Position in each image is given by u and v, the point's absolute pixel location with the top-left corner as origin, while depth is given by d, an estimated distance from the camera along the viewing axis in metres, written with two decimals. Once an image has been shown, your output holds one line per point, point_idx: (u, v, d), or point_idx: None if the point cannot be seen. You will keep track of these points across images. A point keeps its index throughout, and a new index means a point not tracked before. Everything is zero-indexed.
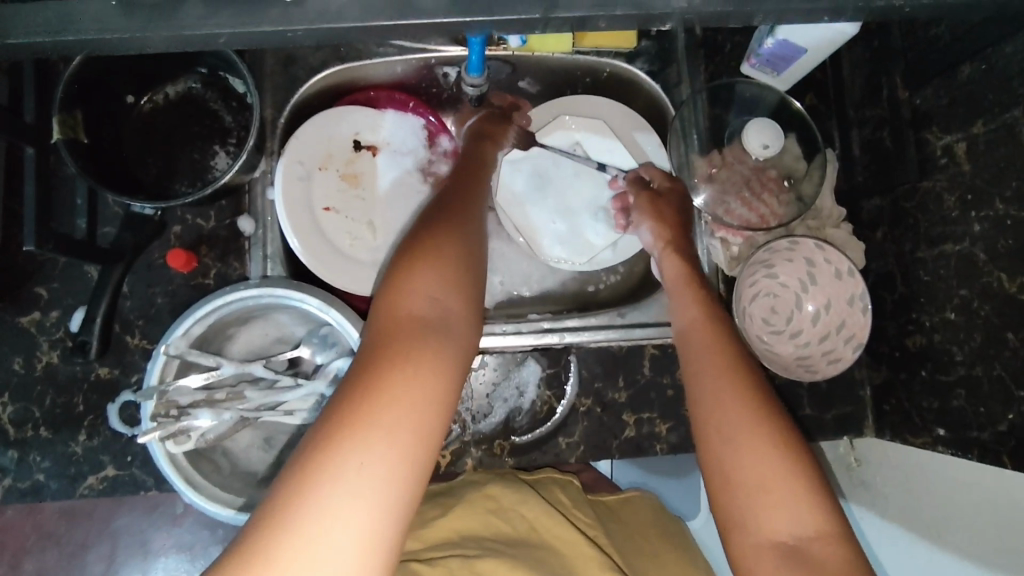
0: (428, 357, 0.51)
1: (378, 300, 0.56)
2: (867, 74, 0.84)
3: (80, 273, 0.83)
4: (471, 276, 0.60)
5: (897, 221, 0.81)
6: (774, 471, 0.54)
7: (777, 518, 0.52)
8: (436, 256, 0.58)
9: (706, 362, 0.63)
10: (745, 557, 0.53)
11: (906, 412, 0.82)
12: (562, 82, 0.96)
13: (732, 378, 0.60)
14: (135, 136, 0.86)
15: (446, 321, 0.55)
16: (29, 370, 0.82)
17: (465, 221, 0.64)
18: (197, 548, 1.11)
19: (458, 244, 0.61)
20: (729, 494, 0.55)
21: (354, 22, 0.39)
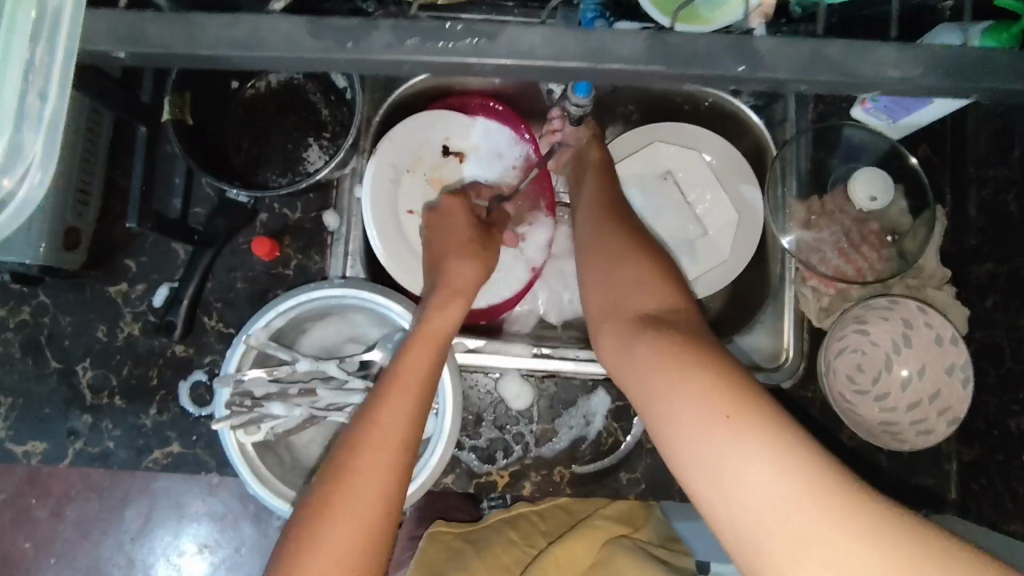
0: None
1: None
2: (994, 131, 0.79)
3: (169, 251, 0.85)
4: (364, 543, 0.56)
5: (1012, 292, 0.76)
6: (652, 285, 0.65)
7: (649, 334, 0.60)
8: (317, 547, 0.55)
9: (596, 224, 0.74)
10: (620, 351, 0.62)
11: (999, 497, 0.76)
12: (661, 107, 0.93)
13: (624, 236, 0.71)
14: (234, 121, 0.87)
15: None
16: (111, 339, 0.84)
17: (367, 476, 0.58)
18: (227, 520, 1.13)
19: (346, 511, 0.57)
20: (609, 293, 0.67)
21: (547, 61, 0.43)
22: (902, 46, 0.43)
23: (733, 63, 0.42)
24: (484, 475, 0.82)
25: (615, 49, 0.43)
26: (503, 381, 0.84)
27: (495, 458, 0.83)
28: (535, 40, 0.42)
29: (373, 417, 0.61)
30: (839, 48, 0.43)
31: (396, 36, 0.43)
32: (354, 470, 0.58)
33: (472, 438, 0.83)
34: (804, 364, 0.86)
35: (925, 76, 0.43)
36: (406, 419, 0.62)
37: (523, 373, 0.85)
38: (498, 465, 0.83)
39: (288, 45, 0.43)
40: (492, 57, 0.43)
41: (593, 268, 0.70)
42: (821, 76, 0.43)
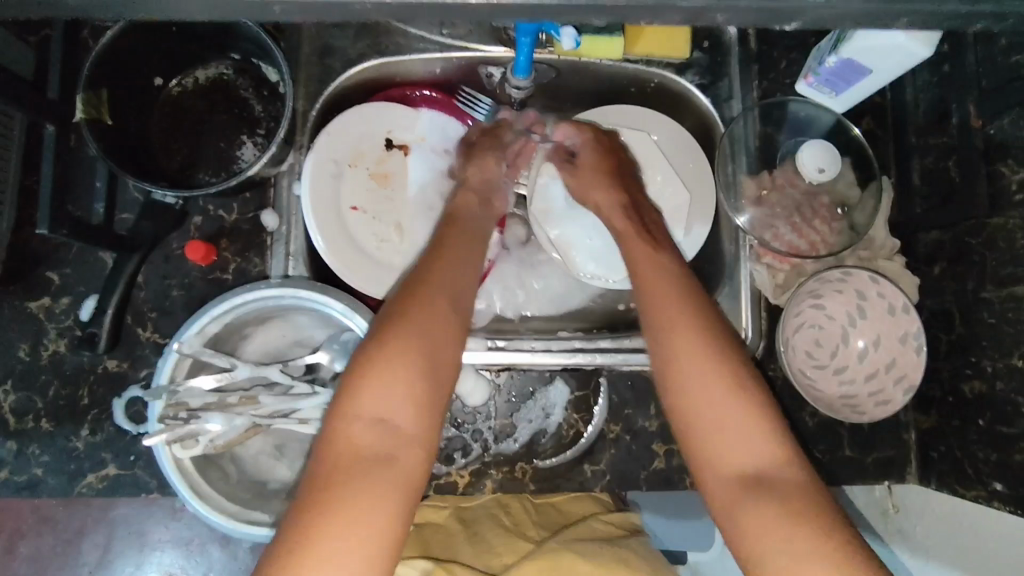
0: (375, 484, 0.53)
1: (319, 476, 0.54)
2: (932, 98, 0.79)
3: (95, 260, 0.79)
4: (426, 378, 0.59)
5: (958, 258, 0.76)
6: (741, 421, 0.59)
7: (745, 486, 0.57)
8: (386, 366, 0.58)
9: (680, 325, 0.63)
10: (720, 497, 0.58)
11: (958, 463, 0.77)
12: (607, 92, 0.92)
13: (698, 335, 0.63)
14: (161, 120, 0.82)
15: (396, 444, 0.56)
16: (34, 357, 0.78)
17: (434, 311, 0.62)
18: (193, 545, 1.04)
19: (414, 344, 0.59)
20: (696, 414, 0.60)
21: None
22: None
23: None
24: (444, 477, 0.79)
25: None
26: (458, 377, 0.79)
27: (454, 458, 0.80)
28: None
29: (438, 266, 0.67)
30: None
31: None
32: (425, 300, 0.63)
33: None
34: (764, 342, 0.86)
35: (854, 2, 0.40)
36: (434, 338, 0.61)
37: (478, 368, 0.81)
38: (457, 465, 0.80)
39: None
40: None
41: (681, 374, 0.62)
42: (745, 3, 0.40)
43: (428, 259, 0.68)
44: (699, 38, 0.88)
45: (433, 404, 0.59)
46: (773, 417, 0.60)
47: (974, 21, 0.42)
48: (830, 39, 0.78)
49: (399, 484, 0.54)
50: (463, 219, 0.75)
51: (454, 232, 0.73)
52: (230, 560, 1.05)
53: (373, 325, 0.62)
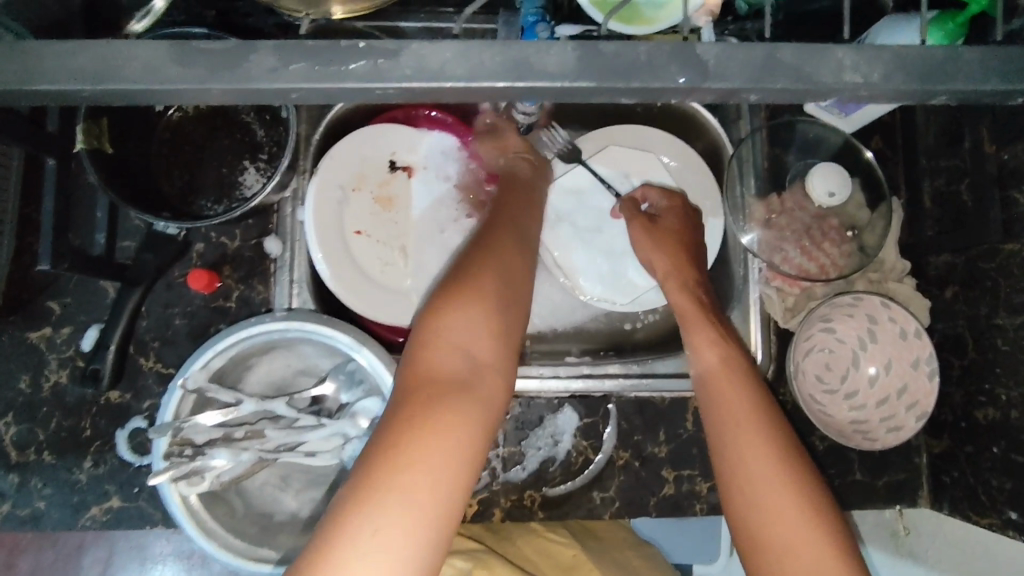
0: (459, 406, 0.54)
1: (401, 396, 0.55)
2: (943, 120, 0.78)
3: (96, 290, 0.78)
4: (503, 318, 0.61)
5: (970, 282, 0.75)
6: (788, 505, 0.58)
7: None
8: (465, 300, 0.60)
9: (736, 415, 0.64)
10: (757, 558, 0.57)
11: (970, 489, 0.76)
12: (612, 111, 0.91)
13: (759, 436, 0.62)
14: (161, 146, 0.81)
15: (479, 372, 0.58)
16: (36, 389, 0.77)
17: (506, 259, 0.66)
18: (194, 559, 1.03)
19: (491, 284, 0.62)
20: (752, 521, 0.58)
21: (461, 81, 0.37)
22: (860, 47, 0.39)
23: (676, 73, 0.38)
24: None
25: (540, 63, 0.37)
26: None
27: None
28: (446, 56, 0.37)
29: (503, 224, 0.71)
30: (792, 53, 0.39)
31: (281, 58, 0.37)
32: (499, 251, 0.66)
33: None
34: (774, 365, 0.85)
35: (890, 78, 0.39)
36: (507, 285, 0.64)
37: None
38: None
39: (152, 71, 0.36)
40: (395, 80, 0.37)
41: (740, 467, 0.61)
42: (778, 83, 0.38)
43: (492, 221, 0.71)
44: None
45: (508, 343, 0.61)
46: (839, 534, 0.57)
47: (1013, 96, 0.40)
48: None
49: (481, 411, 0.56)
50: (516, 185, 0.77)
51: (513, 201, 0.75)
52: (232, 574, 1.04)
53: (445, 274, 0.64)
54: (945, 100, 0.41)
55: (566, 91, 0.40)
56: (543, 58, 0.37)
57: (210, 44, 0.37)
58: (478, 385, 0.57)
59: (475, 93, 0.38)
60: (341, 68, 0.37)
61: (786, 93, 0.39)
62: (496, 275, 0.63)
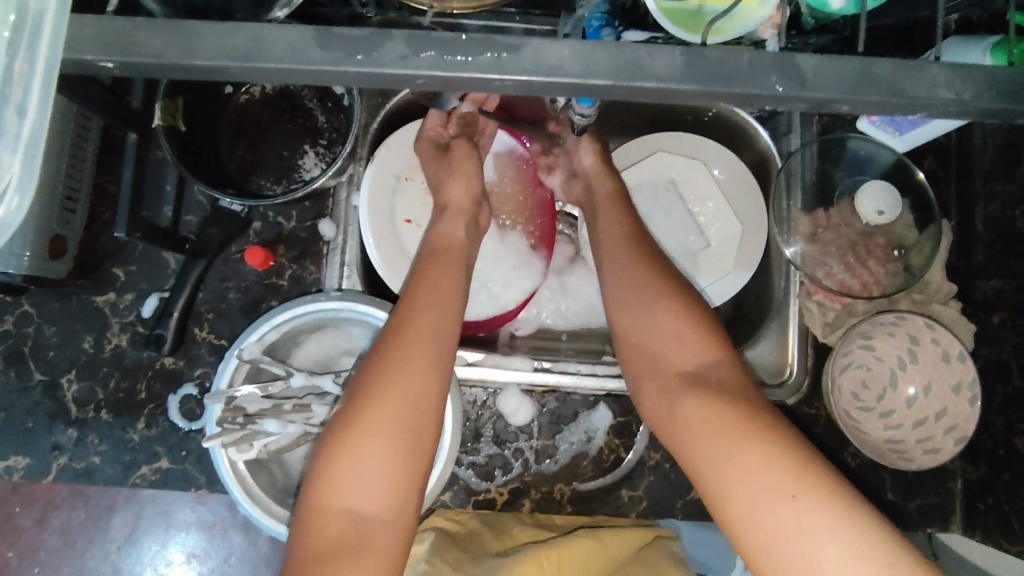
0: (351, 574, 0.55)
1: (297, 565, 0.56)
2: (1002, 144, 0.78)
3: (158, 259, 0.82)
4: (399, 448, 0.59)
5: (1020, 309, 0.75)
6: (670, 320, 0.64)
7: (698, 394, 0.59)
8: (356, 449, 0.58)
9: (622, 266, 0.70)
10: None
11: (1005, 517, 0.75)
12: (665, 118, 0.92)
13: (645, 281, 0.68)
14: (228, 127, 0.84)
15: (374, 526, 0.57)
16: (97, 350, 0.81)
17: (404, 369, 0.61)
18: (216, 530, 1.05)
19: (385, 413, 0.59)
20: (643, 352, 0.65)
21: (549, 74, 0.39)
22: (953, 66, 0.40)
23: (753, 79, 0.39)
24: (483, 492, 0.81)
25: (649, 65, 0.39)
26: (501, 397, 0.81)
27: (494, 475, 0.81)
28: (556, 52, 0.39)
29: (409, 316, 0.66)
30: (888, 66, 0.40)
31: (412, 48, 0.39)
32: (394, 362, 0.62)
33: (470, 455, 0.81)
34: (809, 378, 0.86)
35: (982, 97, 0.40)
36: (400, 403, 0.60)
37: (523, 388, 0.82)
38: (497, 482, 0.81)
39: (289, 54, 0.38)
40: (514, 74, 0.39)
41: (629, 310, 0.67)
42: (872, 96, 0.39)
43: (398, 315, 0.66)
44: None
45: (410, 471, 0.59)
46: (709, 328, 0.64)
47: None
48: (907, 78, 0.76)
49: (378, 571, 0.56)
50: (444, 249, 0.74)
51: (428, 280, 0.69)
52: (253, 545, 1.06)
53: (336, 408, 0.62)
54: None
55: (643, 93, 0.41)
56: (654, 63, 0.39)
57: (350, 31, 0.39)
58: (374, 540, 0.57)
59: (581, 90, 0.40)
60: (462, 59, 0.39)
61: (882, 107, 0.40)
62: (384, 402, 0.60)
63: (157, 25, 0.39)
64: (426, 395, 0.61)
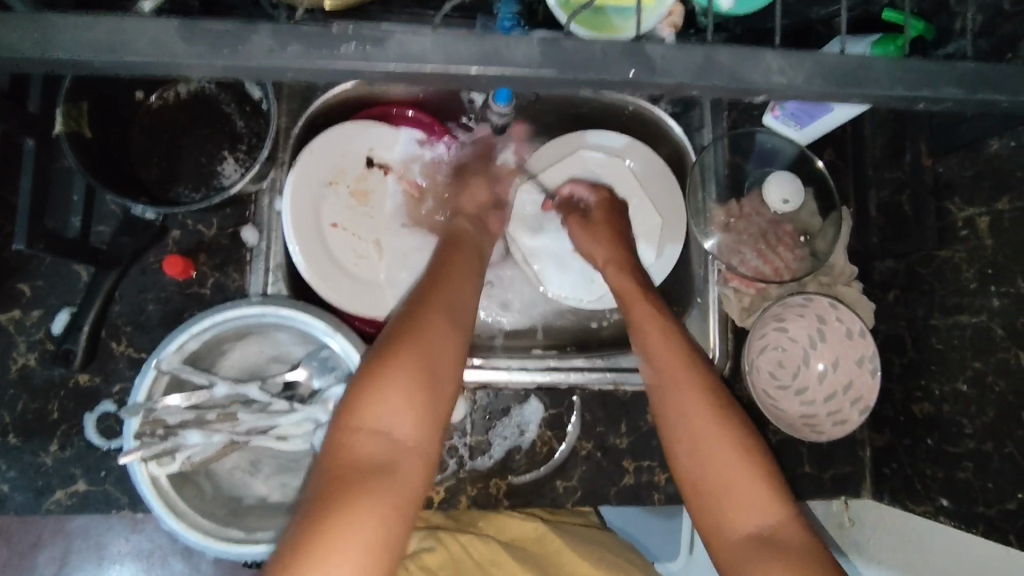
0: (377, 492, 0.56)
1: (324, 471, 0.57)
2: (888, 135, 0.84)
3: (68, 272, 0.79)
4: (430, 387, 0.62)
5: (909, 286, 0.81)
6: (720, 448, 0.65)
7: (760, 551, 0.60)
8: (389, 382, 0.60)
9: (673, 376, 0.70)
10: (731, 559, 0.61)
11: (908, 480, 0.81)
12: (584, 118, 0.95)
13: (698, 402, 0.68)
14: (140, 134, 0.81)
15: (400, 456, 0.59)
16: (2, 371, 0.77)
17: (439, 326, 0.66)
18: (154, 558, 1.00)
19: (421, 359, 0.62)
20: (691, 470, 0.66)
21: (440, 65, 0.41)
22: (786, 53, 0.44)
23: (627, 69, 0.42)
24: None
25: (508, 56, 0.41)
26: None
27: None
28: (428, 44, 0.41)
29: (448, 284, 0.71)
30: (728, 56, 0.43)
31: (277, 41, 0.40)
32: (433, 318, 0.66)
33: None
34: (731, 361, 0.90)
35: (812, 82, 0.43)
36: (432, 351, 0.64)
37: None
38: (433, 481, 0.81)
39: (157, 46, 0.39)
40: (381, 64, 0.40)
41: (681, 425, 0.68)
42: (715, 82, 0.42)
43: (432, 278, 0.72)
44: None
45: (433, 413, 0.62)
46: (754, 458, 0.65)
47: (920, 100, 0.46)
48: None
49: (401, 491, 0.57)
50: (461, 242, 0.79)
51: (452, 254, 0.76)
52: (194, 571, 1.01)
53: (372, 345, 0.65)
54: (860, 103, 0.45)
55: (538, 85, 0.43)
56: (516, 50, 0.41)
57: (215, 24, 0.39)
58: (400, 464, 0.58)
59: (457, 78, 0.42)
60: (333, 50, 0.40)
61: (724, 91, 0.44)
62: (415, 344, 0.63)
63: (11, 17, 0.38)
64: (452, 346, 0.66)
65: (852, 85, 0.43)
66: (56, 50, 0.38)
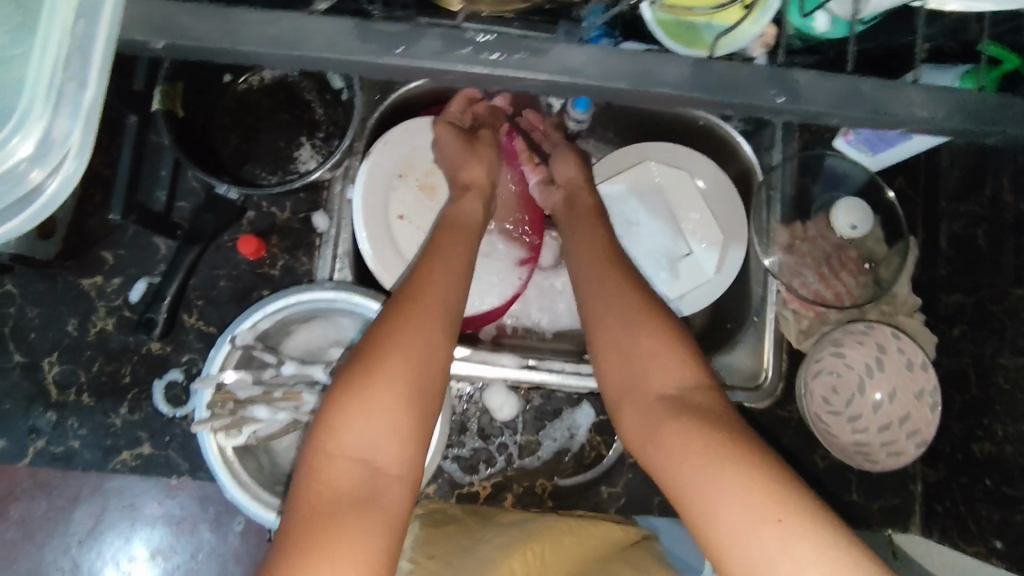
0: (359, 520, 0.55)
1: (301, 500, 0.56)
2: (966, 167, 0.83)
3: (148, 244, 0.82)
4: (416, 402, 0.60)
5: (978, 323, 0.80)
6: (669, 384, 0.63)
7: (708, 464, 0.55)
8: (366, 400, 0.58)
9: (621, 320, 0.67)
10: (682, 491, 0.57)
11: (961, 519, 0.80)
12: (653, 129, 0.96)
13: (649, 338, 0.65)
14: (224, 116, 0.84)
15: (382, 478, 0.58)
16: (81, 334, 0.80)
17: (420, 333, 0.62)
18: (184, 526, 1.00)
19: (404, 374, 0.60)
20: (644, 418, 0.63)
21: (594, 80, 0.44)
22: (929, 88, 0.46)
23: (773, 93, 0.45)
24: (467, 486, 0.82)
25: (660, 73, 0.44)
26: (487, 392, 0.83)
27: (478, 469, 0.83)
28: (584, 58, 0.44)
29: (430, 278, 0.68)
30: (871, 86, 0.45)
31: (445, 44, 0.44)
32: (415, 320, 0.63)
33: (454, 448, 0.83)
34: (783, 384, 0.89)
35: (952, 116, 0.45)
36: (413, 356, 0.61)
37: (509, 384, 0.83)
38: (480, 476, 0.83)
39: (340, 46, 0.43)
40: (538, 73, 0.44)
41: (630, 370, 0.65)
42: (857, 113, 0.45)
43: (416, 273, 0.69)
44: None
45: (416, 430, 0.60)
46: (701, 390, 0.62)
47: None
48: None
49: (385, 518, 0.56)
50: (461, 225, 0.77)
51: (452, 240, 0.74)
52: (224, 541, 1.01)
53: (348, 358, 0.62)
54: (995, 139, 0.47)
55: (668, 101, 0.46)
56: (663, 70, 0.44)
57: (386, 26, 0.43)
58: (383, 489, 0.57)
59: (604, 93, 0.45)
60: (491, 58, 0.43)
61: (866, 120, 0.46)
62: (396, 355, 0.60)
63: (200, 10, 0.42)
64: (435, 354, 0.63)
65: (992, 122, 0.46)
66: (246, 44, 0.42)
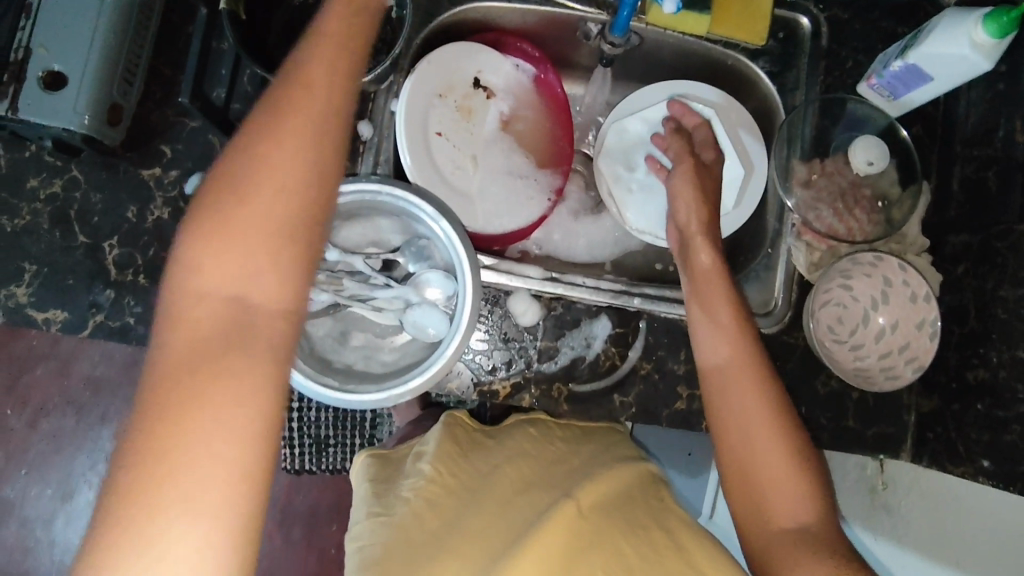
0: (208, 391, 0.52)
1: (152, 370, 0.53)
2: (983, 112, 0.86)
3: (204, 140, 0.88)
4: (273, 263, 0.56)
5: (982, 260, 0.84)
6: (770, 450, 0.72)
7: (797, 541, 0.68)
8: (215, 260, 0.55)
9: (739, 382, 0.75)
10: (766, 549, 0.69)
11: (951, 443, 0.85)
12: (683, 68, 1.00)
13: (760, 408, 0.73)
14: (281, 26, 0.89)
15: (242, 343, 0.54)
16: (140, 220, 0.86)
17: (260, 185, 0.56)
18: None
19: (246, 235, 0.55)
20: (745, 469, 0.73)
21: None
22: None
23: None
24: (487, 384, 0.88)
25: None
26: (512, 297, 0.89)
27: (498, 370, 0.88)
28: None
29: (274, 114, 0.58)
30: None
31: None
32: (251, 171, 0.57)
33: (479, 349, 0.88)
34: (791, 312, 0.92)
35: None
36: (262, 215, 0.56)
37: (532, 292, 0.90)
38: (500, 377, 0.88)
39: None
40: None
41: (740, 428, 0.74)
42: None
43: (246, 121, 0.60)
44: (776, 28, 0.94)
45: (279, 292, 0.56)
46: (800, 459, 0.72)
47: None
48: (899, 45, 0.86)
49: (244, 386, 0.53)
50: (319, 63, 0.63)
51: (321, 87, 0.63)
52: None
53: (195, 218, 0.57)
54: None
55: None
56: None
57: None
58: (244, 355, 0.54)
59: None
60: None
61: None
62: (242, 213, 0.56)
63: None
64: (283, 208, 0.57)
65: None
66: None
